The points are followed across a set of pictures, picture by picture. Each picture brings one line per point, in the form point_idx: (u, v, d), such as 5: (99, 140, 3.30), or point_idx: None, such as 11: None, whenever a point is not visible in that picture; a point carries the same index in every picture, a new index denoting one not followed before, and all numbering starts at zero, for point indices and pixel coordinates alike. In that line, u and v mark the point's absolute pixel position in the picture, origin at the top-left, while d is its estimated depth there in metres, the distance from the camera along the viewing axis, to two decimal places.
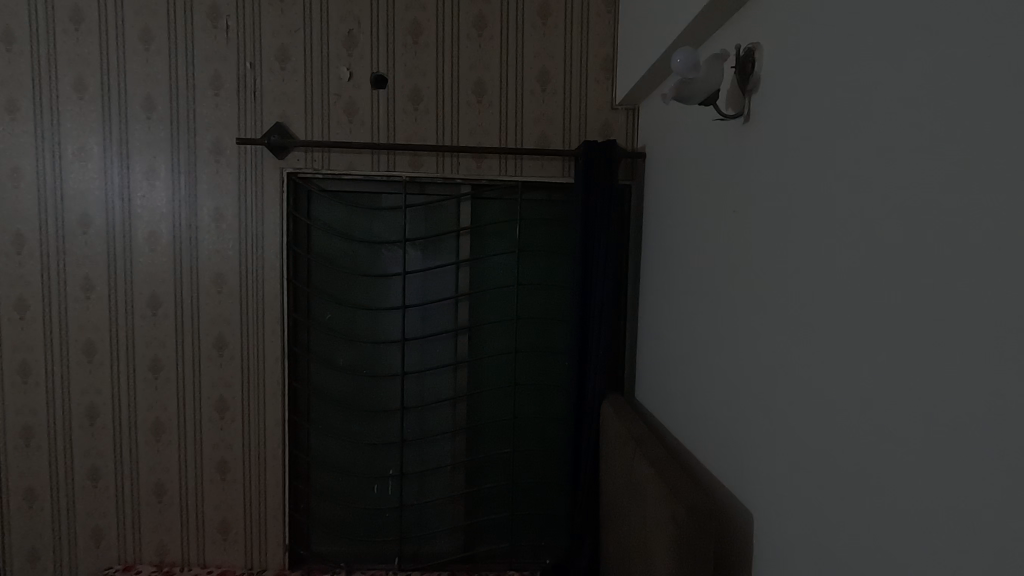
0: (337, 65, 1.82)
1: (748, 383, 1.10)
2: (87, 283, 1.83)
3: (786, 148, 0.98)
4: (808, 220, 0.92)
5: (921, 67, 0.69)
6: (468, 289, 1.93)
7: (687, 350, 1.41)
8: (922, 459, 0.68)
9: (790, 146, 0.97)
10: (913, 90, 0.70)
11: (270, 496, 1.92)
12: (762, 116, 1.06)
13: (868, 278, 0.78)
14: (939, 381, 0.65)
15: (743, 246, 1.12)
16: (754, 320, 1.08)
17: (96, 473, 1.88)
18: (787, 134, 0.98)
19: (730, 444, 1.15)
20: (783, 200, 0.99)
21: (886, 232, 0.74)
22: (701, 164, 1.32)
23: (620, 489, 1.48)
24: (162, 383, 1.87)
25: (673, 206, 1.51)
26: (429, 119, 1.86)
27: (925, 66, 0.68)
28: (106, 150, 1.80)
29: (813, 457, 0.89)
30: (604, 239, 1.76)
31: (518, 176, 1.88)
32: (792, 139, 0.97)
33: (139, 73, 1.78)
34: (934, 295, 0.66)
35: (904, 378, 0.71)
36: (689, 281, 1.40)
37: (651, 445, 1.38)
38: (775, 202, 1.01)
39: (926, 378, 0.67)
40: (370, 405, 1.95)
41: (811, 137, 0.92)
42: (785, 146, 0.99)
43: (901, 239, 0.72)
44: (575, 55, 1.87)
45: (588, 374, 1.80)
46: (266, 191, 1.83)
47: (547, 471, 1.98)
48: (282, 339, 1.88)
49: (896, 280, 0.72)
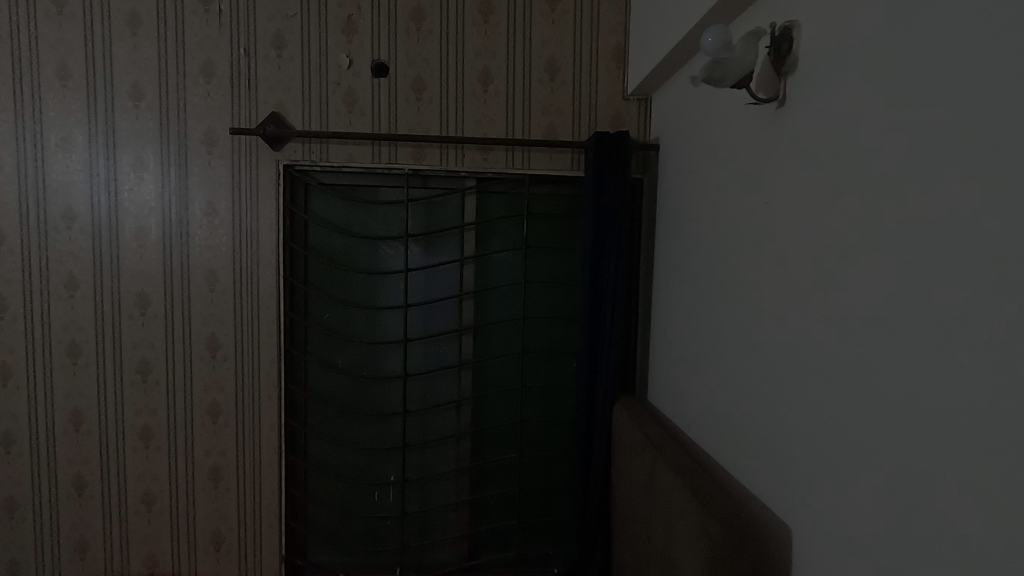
0: (336, 52, 1.74)
1: (782, 386, 1.02)
2: (71, 282, 1.73)
3: (830, 135, 0.91)
4: (852, 209, 0.84)
5: (985, 44, 0.63)
6: (472, 287, 1.84)
7: (711, 348, 1.33)
8: (991, 465, 0.61)
9: (832, 130, 0.90)
10: (976, 71, 0.64)
11: (264, 505, 1.83)
12: (801, 100, 0.98)
13: (920, 273, 0.72)
14: (1013, 378, 0.59)
15: (776, 239, 1.05)
16: (789, 320, 1.01)
17: (81, 481, 1.78)
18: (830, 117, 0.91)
19: (762, 451, 1.08)
20: (823, 190, 0.91)
21: (944, 221, 0.68)
22: (729, 155, 1.25)
23: (637, 497, 1.41)
24: (151, 387, 1.77)
25: (697, 200, 1.44)
26: (432, 109, 1.77)
27: (992, 43, 0.63)
28: (92, 140, 1.71)
29: (859, 465, 0.82)
30: (616, 234, 1.69)
31: (525, 169, 1.80)
32: (835, 123, 0.89)
33: (127, 59, 1.69)
34: (1005, 291, 0.60)
35: (966, 380, 0.65)
36: (715, 278, 1.32)
37: (672, 451, 1.31)
38: (813, 192, 0.94)
39: (992, 381, 0.62)
40: (370, 409, 1.87)
41: (858, 118, 0.84)
42: (826, 132, 0.91)
43: (963, 231, 0.65)
44: (585, 43, 1.79)
45: (599, 377, 1.72)
46: (260, 184, 1.74)
47: (554, 477, 1.90)
48: (278, 340, 1.79)
49: (957, 273, 0.66)
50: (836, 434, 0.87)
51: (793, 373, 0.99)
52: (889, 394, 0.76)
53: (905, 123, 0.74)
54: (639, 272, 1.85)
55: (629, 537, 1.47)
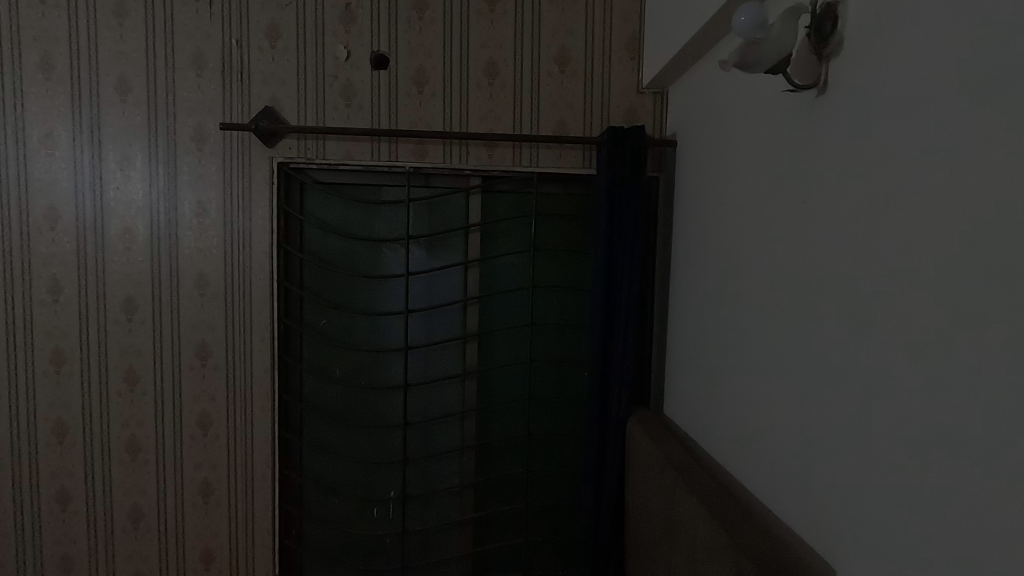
0: (333, 43, 1.64)
1: (833, 406, 0.91)
2: (55, 286, 1.64)
3: (888, 126, 0.80)
4: (921, 211, 0.73)
5: None
6: (478, 292, 1.74)
7: (738, 361, 1.22)
8: None
9: (893, 119, 0.79)
10: None
11: (257, 522, 1.73)
12: (851, 86, 0.87)
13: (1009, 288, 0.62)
14: None
15: (820, 242, 0.94)
16: (839, 335, 0.89)
17: (65, 496, 1.69)
18: (888, 106, 0.80)
19: (805, 479, 0.97)
20: (881, 189, 0.80)
21: None
22: (761, 149, 1.14)
23: (654, 523, 1.31)
24: (138, 397, 1.68)
25: (722, 199, 1.33)
26: (435, 103, 1.67)
27: None
28: (77, 136, 1.62)
29: (936, 504, 0.71)
30: (631, 237, 1.58)
31: (533, 167, 1.69)
32: (895, 111, 0.78)
33: (114, 51, 1.60)
34: None
35: None
36: (743, 284, 1.21)
37: (695, 475, 1.20)
38: (868, 190, 0.83)
39: None
40: (368, 420, 1.77)
41: (926, 106, 0.73)
42: (885, 122, 0.80)
43: None
44: (597, 33, 1.69)
45: (613, 388, 1.61)
46: (253, 183, 1.65)
47: (564, 493, 1.80)
48: (272, 347, 1.69)
49: None
50: (904, 465, 0.76)
51: (845, 393, 0.87)
52: (976, 424, 0.65)
53: (991, 113, 0.64)
54: (655, 276, 1.75)
55: (645, 564, 1.37)
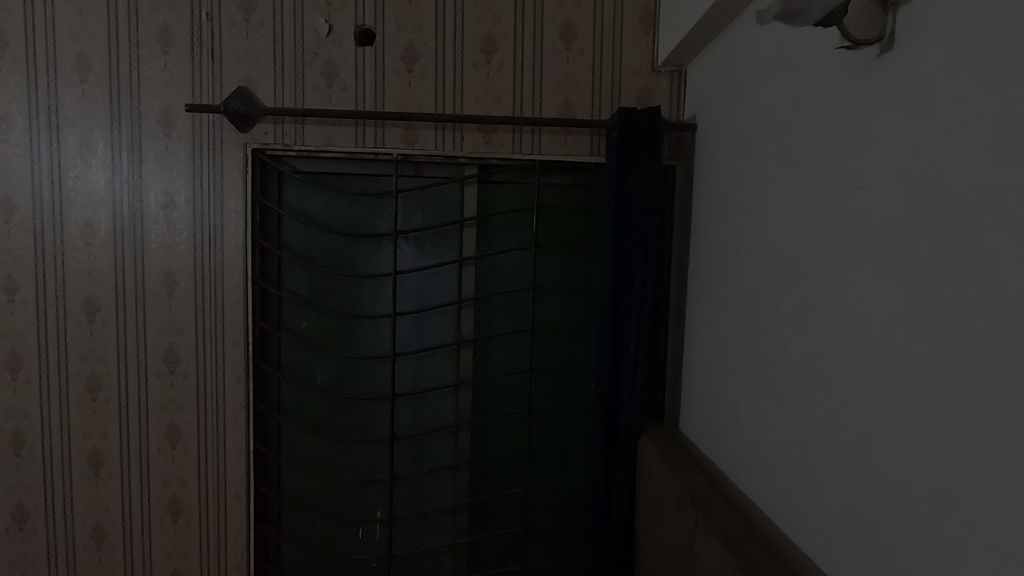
0: (313, 16, 1.48)
1: (894, 441, 0.72)
2: (10, 283, 1.49)
3: (987, 88, 0.61)
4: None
5: None
6: (472, 293, 1.58)
7: (768, 377, 1.04)
8: None
9: (993, 79, 0.60)
10: None
11: (230, 544, 1.58)
12: (931, 37, 0.69)
13: None
14: None
15: (881, 236, 0.75)
16: (905, 353, 0.71)
17: (22, 513, 1.55)
18: (991, 60, 0.60)
19: (852, 527, 0.80)
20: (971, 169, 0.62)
21: None
22: (802, 127, 0.96)
23: (670, 564, 1.13)
24: (101, 406, 1.54)
25: (748, 189, 1.15)
26: (426, 82, 1.51)
27: None
28: (32, 119, 1.47)
29: None
30: (643, 233, 1.40)
31: (535, 154, 1.52)
32: (1004, 64, 0.59)
33: (72, 24, 1.45)
34: None
35: None
36: (775, 288, 1.02)
37: (718, 512, 1.02)
38: (952, 168, 0.64)
39: None
40: (353, 434, 1.61)
41: None
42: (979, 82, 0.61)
43: None
44: (608, 4, 1.51)
45: (622, 402, 1.44)
46: (225, 171, 1.49)
47: (567, 517, 1.63)
48: (246, 353, 1.53)
49: None
50: (999, 531, 0.58)
51: (915, 429, 0.69)
52: None
53: None
54: (670, 276, 1.56)
55: None
